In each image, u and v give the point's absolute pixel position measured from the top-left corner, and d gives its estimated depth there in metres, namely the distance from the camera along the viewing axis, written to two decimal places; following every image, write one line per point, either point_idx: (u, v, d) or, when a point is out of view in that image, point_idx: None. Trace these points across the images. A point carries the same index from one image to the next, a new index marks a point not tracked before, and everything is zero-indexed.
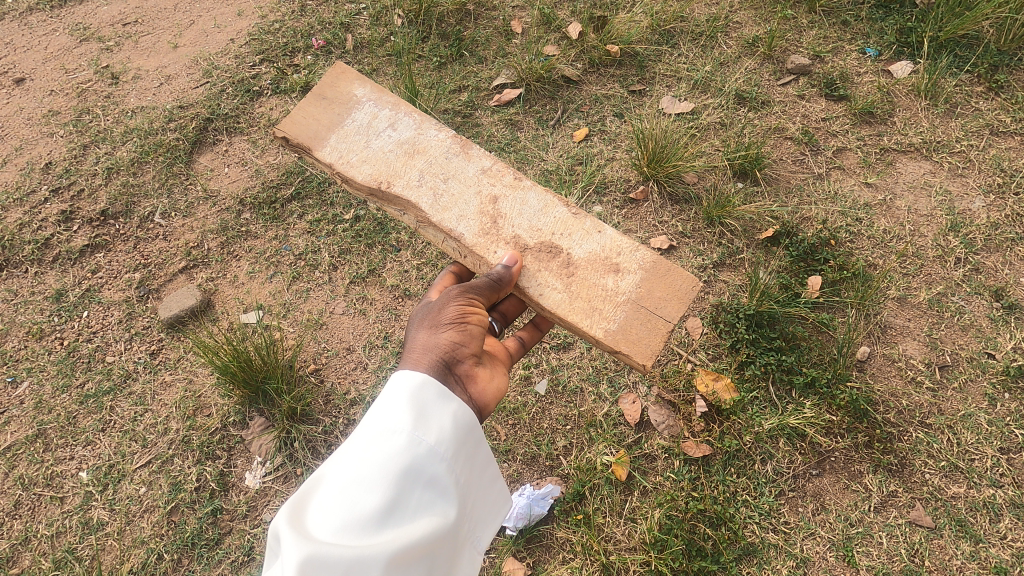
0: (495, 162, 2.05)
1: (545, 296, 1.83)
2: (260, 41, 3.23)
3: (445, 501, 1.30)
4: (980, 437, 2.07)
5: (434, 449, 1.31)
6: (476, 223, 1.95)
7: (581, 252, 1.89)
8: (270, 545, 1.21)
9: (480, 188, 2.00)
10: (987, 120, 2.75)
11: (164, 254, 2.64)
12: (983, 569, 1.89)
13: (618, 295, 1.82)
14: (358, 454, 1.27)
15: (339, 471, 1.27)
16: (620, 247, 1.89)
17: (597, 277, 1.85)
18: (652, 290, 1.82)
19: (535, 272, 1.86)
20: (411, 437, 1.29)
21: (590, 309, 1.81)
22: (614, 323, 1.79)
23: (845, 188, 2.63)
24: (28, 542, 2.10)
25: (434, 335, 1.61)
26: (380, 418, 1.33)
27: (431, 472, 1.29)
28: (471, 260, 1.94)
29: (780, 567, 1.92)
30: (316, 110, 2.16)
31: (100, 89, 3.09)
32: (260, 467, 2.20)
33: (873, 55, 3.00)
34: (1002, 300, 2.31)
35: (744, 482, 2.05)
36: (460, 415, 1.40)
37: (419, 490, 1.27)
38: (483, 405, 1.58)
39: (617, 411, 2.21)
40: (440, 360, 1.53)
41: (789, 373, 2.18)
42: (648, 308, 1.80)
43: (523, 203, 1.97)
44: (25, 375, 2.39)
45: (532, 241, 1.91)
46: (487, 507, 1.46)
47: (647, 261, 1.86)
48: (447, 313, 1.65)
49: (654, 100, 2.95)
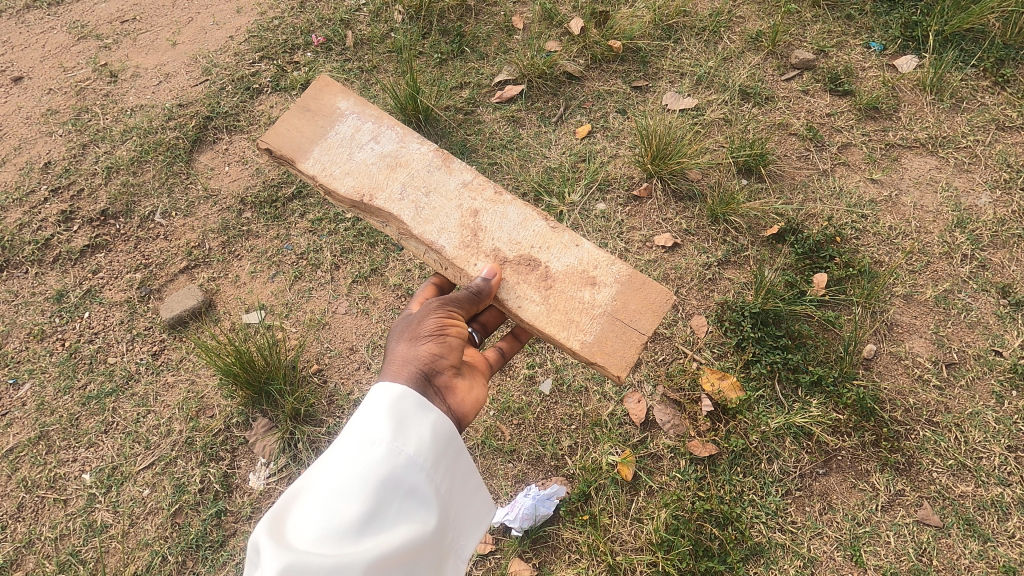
0: (476, 175, 2.03)
1: (523, 308, 1.81)
2: (259, 38, 3.21)
3: (425, 510, 1.30)
4: (988, 435, 2.06)
5: (414, 458, 1.30)
6: (457, 236, 1.93)
7: (558, 265, 1.87)
8: (249, 557, 1.20)
9: (461, 202, 1.99)
10: (993, 114, 2.73)
11: (165, 254, 2.62)
12: (991, 568, 1.88)
13: (594, 308, 1.82)
14: (338, 465, 1.27)
15: (319, 482, 1.26)
16: (596, 260, 1.88)
17: (574, 290, 1.84)
18: (627, 303, 1.82)
19: (514, 284, 1.85)
20: (390, 447, 1.29)
21: (567, 321, 1.80)
22: (590, 336, 1.78)
23: (850, 184, 2.61)
24: (32, 545, 2.09)
25: (414, 347, 1.60)
26: (359, 429, 1.33)
27: (411, 481, 1.28)
28: (452, 272, 1.92)
29: (787, 567, 1.92)
30: (299, 122, 2.13)
31: (99, 88, 3.07)
32: (263, 468, 2.19)
33: (878, 49, 2.97)
34: (1009, 297, 2.30)
35: (750, 481, 2.04)
36: (441, 425, 1.39)
37: (399, 498, 1.26)
38: (462, 416, 1.57)
39: (622, 410, 2.20)
40: (419, 373, 1.53)
41: (795, 372, 2.17)
42: (623, 321, 1.80)
43: (502, 216, 1.96)
44: (26, 377, 2.38)
45: (511, 253, 1.90)
46: (470, 516, 1.45)
47: (623, 274, 1.85)
48: (426, 326, 1.65)
49: (657, 96, 2.93)
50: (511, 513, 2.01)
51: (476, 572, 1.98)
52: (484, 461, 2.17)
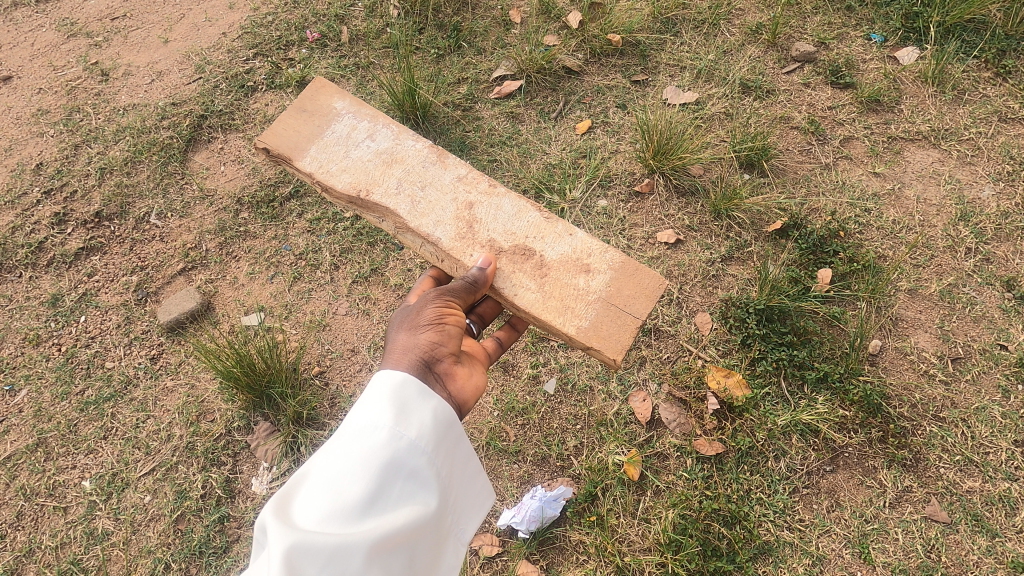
0: (471, 169, 2.00)
1: (520, 296, 1.79)
2: (253, 34, 3.16)
3: (426, 494, 1.27)
4: (994, 430, 2.06)
5: (415, 443, 1.28)
6: (453, 227, 1.90)
7: (553, 254, 1.85)
8: (256, 538, 1.19)
9: (456, 196, 1.96)
10: (995, 106, 2.72)
11: (162, 256, 2.59)
12: (1000, 564, 1.88)
13: (589, 294, 1.79)
14: (340, 449, 1.25)
15: (323, 465, 1.24)
16: (590, 248, 1.86)
17: (569, 277, 1.82)
18: (621, 289, 1.80)
19: (509, 272, 1.83)
20: (392, 431, 1.26)
21: (563, 308, 1.78)
22: (586, 321, 1.76)
23: (853, 178, 2.59)
24: (32, 554, 2.06)
25: (414, 336, 1.59)
26: (362, 414, 1.30)
27: (413, 464, 1.26)
28: (448, 264, 1.90)
29: (795, 566, 1.91)
30: (296, 122, 2.10)
31: (91, 86, 3.02)
32: (266, 473, 2.17)
33: (879, 41, 2.95)
34: (1013, 291, 2.29)
35: (758, 479, 2.03)
36: (442, 410, 1.36)
37: (401, 481, 1.24)
38: (462, 403, 1.55)
39: (628, 409, 2.18)
40: (420, 360, 1.51)
41: (801, 368, 2.15)
42: (618, 306, 1.78)
43: (497, 209, 1.93)
44: (23, 384, 2.34)
45: (507, 244, 1.87)
46: (469, 501, 1.42)
47: (617, 261, 1.83)
48: (425, 315, 1.63)
49: (657, 91, 2.90)
50: (518, 515, 1.99)
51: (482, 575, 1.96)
52: (489, 461, 2.16)
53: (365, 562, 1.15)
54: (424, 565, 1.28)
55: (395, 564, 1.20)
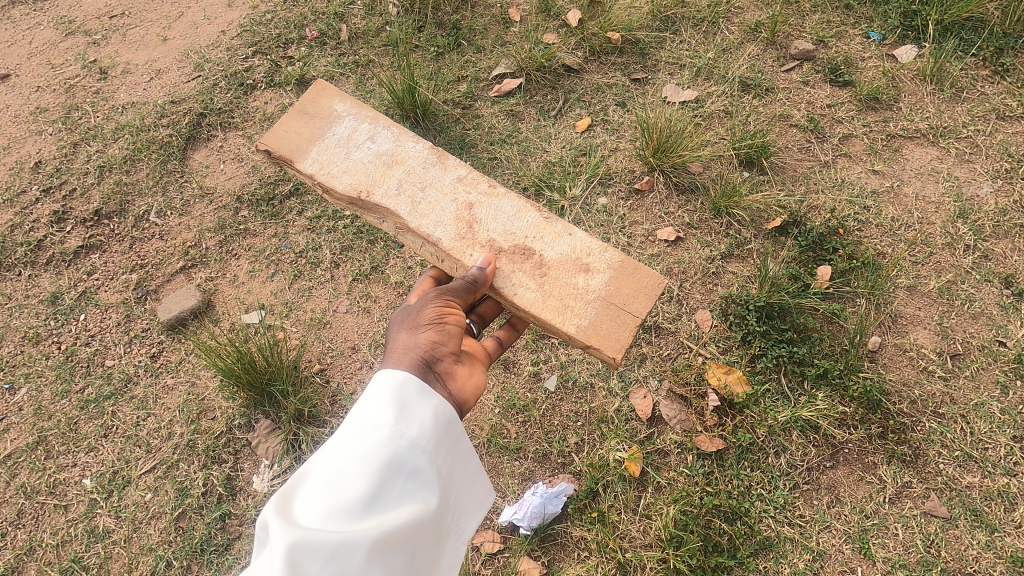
0: (470, 170, 2.00)
1: (519, 295, 1.80)
2: (251, 32, 3.15)
3: (426, 492, 1.28)
4: (993, 425, 2.07)
5: (415, 441, 1.28)
6: (453, 228, 1.91)
7: (552, 253, 1.86)
8: (257, 536, 1.19)
9: (456, 197, 1.96)
10: (993, 104, 2.73)
11: (161, 254, 2.58)
12: (1000, 558, 1.89)
13: (588, 293, 1.80)
14: (342, 447, 1.25)
15: (325, 463, 1.24)
16: (589, 248, 1.86)
17: (569, 276, 1.82)
18: (620, 287, 1.80)
19: (509, 272, 1.83)
20: (393, 431, 1.26)
21: (562, 307, 1.78)
22: (585, 320, 1.76)
23: (852, 176, 2.60)
24: (32, 552, 2.06)
25: (414, 335, 1.59)
26: (363, 413, 1.30)
27: (414, 463, 1.26)
28: (448, 265, 1.90)
29: (796, 561, 1.92)
30: (297, 125, 2.10)
31: (90, 85, 3.01)
32: (267, 470, 2.17)
33: (877, 39, 2.96)
34: (1012, 287, 2.30)
35: (758, 475, 2.04)
36: (442, 410, 1.37)
37: (402, 479, 1.24)
38: (462, 402, 1.55)
39: (628, 406, 2.19)
40: (420, 359, 1.51)
41: (801, 365, 2.16)
42: (617, 305, 1.78)
43: (497, 209, 1.93)
44: (23, 382, 2.33)
45: (506, 244, 1.88)
46: (469, 500, 1.42)
47: (616, 260, 1.84)
48: (425, 315, 1.64)
49: (656, 89, 2.90)
50: (520, 511, 2.00)
51: (484, 572, 1.97)
52: (490, 459, 2.16)
53: (366, 559, 1.15)
54: (426, 564, 1.28)
55: (397, 562, 1.20)
